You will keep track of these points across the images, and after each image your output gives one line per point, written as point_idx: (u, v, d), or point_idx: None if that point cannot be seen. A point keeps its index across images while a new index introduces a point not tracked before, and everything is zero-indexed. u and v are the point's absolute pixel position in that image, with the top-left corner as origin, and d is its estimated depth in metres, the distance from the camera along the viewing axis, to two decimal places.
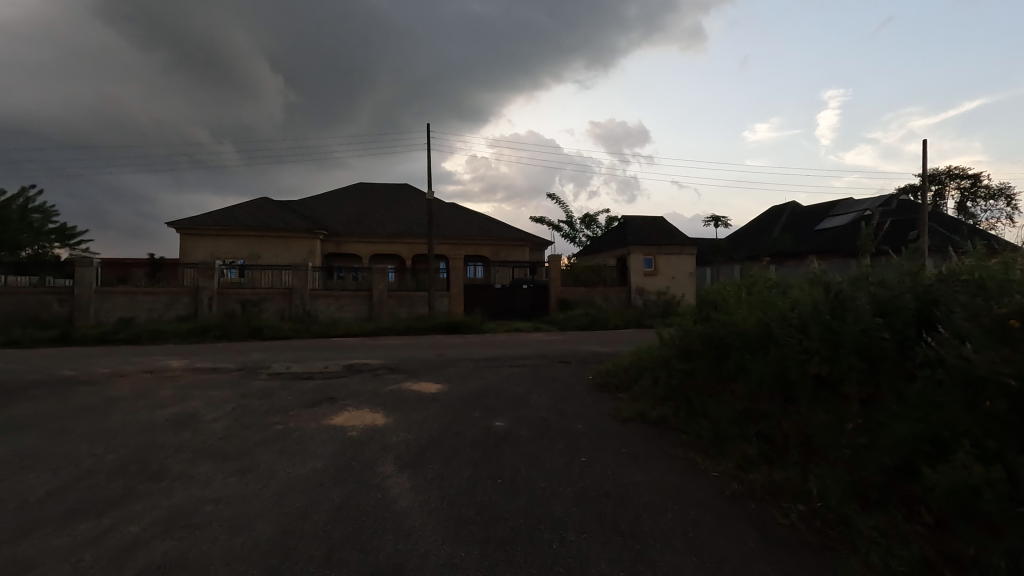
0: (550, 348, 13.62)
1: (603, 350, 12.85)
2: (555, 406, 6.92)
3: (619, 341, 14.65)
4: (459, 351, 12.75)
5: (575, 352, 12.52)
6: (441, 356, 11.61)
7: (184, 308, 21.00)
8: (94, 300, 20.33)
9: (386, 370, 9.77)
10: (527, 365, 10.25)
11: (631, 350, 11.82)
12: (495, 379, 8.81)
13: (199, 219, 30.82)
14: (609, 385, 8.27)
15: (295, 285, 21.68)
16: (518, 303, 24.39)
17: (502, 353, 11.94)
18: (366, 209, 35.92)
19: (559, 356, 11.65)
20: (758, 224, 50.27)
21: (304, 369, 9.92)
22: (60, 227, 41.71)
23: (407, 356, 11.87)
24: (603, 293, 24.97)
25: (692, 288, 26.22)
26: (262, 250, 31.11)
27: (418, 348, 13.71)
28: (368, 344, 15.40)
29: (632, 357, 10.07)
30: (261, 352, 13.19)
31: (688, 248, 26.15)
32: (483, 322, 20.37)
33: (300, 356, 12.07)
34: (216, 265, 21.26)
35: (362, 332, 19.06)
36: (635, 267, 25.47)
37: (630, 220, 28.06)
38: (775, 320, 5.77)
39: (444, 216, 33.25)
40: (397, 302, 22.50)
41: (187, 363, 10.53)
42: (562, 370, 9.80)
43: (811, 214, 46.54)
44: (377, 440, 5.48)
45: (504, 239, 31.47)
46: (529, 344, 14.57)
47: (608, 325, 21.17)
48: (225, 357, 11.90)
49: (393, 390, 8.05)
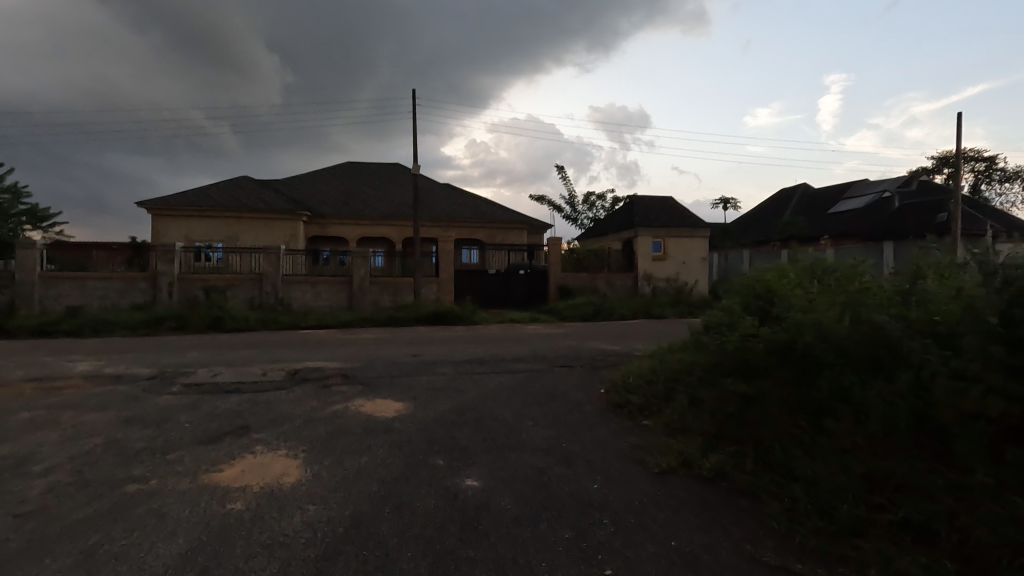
0: (550, 345, 11.49)
1: (615, 349, 10.68)
2: (558, 446, 4.81)
3: (630, 337, 12.46)
4: (440, 349, 10.63)
5: (580, 351, 10.40)
6: (417, 358, 9.45)
7: (141, 296, 18.82)
8: (38, 286, 18.15)
9: (339, 379, 7.60)
10: (521, 372, 8.07)
11: (649, 351, 9.67)
12: (479, 395, 6.67)
13: (170, 198, 28.46)
14: (629, 404, 6.16)
15: (265, 271, 19.44)
16: (515, 290, 22.29)
17: (492, 354, 9.74)
18: (353, 189, 33.59)
19: (562, 357, 9.50)
20: (768, 208, 47.86)
21: (235, 377, 7.74)
22: (33, 208, 39.50)
23: (376, 357, 9.71)
24: (607, 280, 22.78)
25: (705, 275, 23.95)
26: (240, 233, 28.83)
27: (393, 345, 11.52)
28: (340, 338, 13.25)
29: (654, 361, 7.93)
30: (204, 350, 11.02)
31: (701, 231, 23.85)
32: (474, 312, 18.24)
33: (244, 356, 9.89)
34: (177, 249, 19.02)
35: (338, 324, 16.90)
36: (642, 251, 23.24)
37: (636, 201, 25.74)
38: (903, 330, 3.61)
39: (436, 197, 30.93)
40: (380, 289, 20.31)
41: (93, 369, 8.39)
42: (566, 379, 7.63)
43: (824, 197, 44.18)
44: (267, 525, 3.35)
45: (501, 222, 29.22)
46: (525, 341, 12.33)
47: (614, 315, 18.99)
48: (154, 358, 9.75)
49: (335, 412, 5.90)
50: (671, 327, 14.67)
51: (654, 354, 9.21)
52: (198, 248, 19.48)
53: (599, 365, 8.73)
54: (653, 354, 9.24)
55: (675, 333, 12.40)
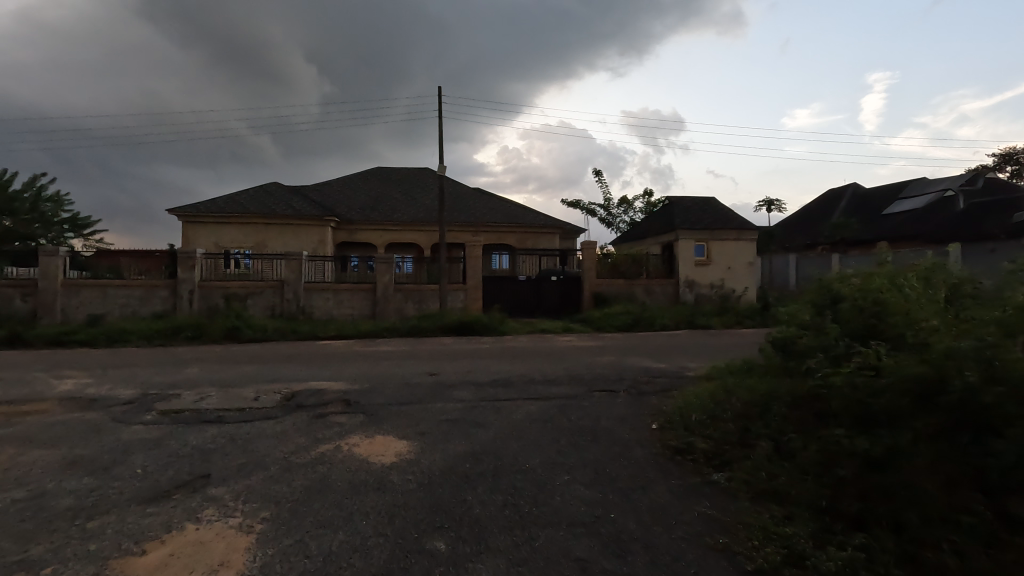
0: (586, 361, 10.16)
1: (663, 368, 9.26)
2: (607, 522, 3.51)
3: (678, 353, 11.01)
4: (463, 365, 9.47)
5: (621, 370, 9.05)
6: (436, 378, 8.25)
7: (162, 304, 18.32)
8: (61, 294, 17.83)
9: (340, 407, 6.46)
10: (554, 399, 6.79)
11: (705, 373, 8.22)
12: (504, 432, 5.41)
13: (199, 205, 28.30)
14: (693, 450, 4.81)
15: (287, 277, 18.71)
16: (547, 297, 21.05)
17: (522, 373, 8.47)
18: (381, 194, 32.97)
19: (601, 378, 8.17)
20: (814, 209, 45.34)
21: (222, 402, 6.69)
22: (74, 216, 40.34)
23: (389, 376, 8.57)
24: (645, 286, 21.29)
25: (754, 281, 22.13)
26: (268, 239, 28.43)
27: (412, 360, 10.39)
28: (356, 351, 12.22)
29: (717, 388, 6.53)
30: (208, 365, 10.11)
31: (748, 234, 22.10)
32: (503, 322, 17.05)
33: (246, 374, 8.89)
34: (198, 255, 18.46)
35: (359, 334, 15.98)
36: (684, 256, 21.64)
37: (676, 201, 24.14)
38: None
39: (465, 202, 29.96)
40: (405, 296, 19.35)
41: (73, 390, 7.50)
42: (610, 410, 6.29)
43: (875, 197, 41.54)
44: None
45: (532, 226, 28.02)
46: (559, 356, 11.02)
47: (655, 325, 17.47)
48: (150, 375, 8.86)
49: (322, 456, 4.73)
50: (722, 340, 13.14)
51: (712, 377, 7.78)
52: (227, 254, 18.97)
53: (648, 389, 7.34)
54: (712, 377, 7.81)
55: (730, 349, 10.88)
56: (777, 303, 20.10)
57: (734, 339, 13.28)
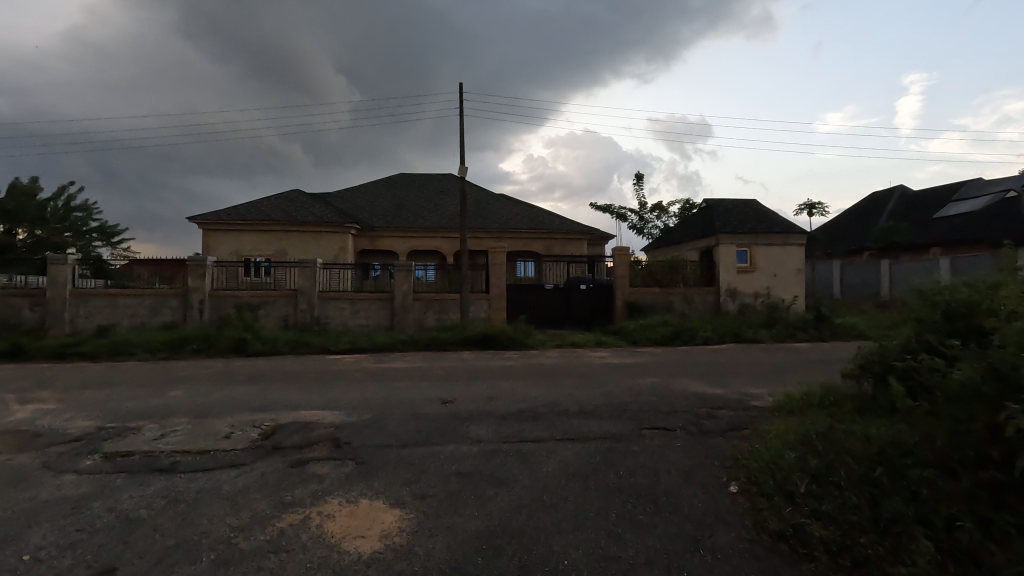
0: (627, 384, 8.70)
1: (721, 395, 7.73)
2: None
3: (733, 375, 9.44)
4: (482, 389, 8.13)
5: (670, 397, 7.57)
6: (450, 408, 6.90)
7: (172, 314, 17.50)
8: (69, 304, 17.16)
9: (328, 449, 5.19)
10: (593, 442, 5.38)
11: (780, 407, 6.66)
12: (530, 497, 4.02)
13: (219, 212, 27.74)
14: (803, 538, 3.36)
15: (300, 286, 17.68)
16: (576, 307, 19.64)
17: (553, 402, 7.07)
18: (404, 201, 32.00)
19: (650, 408, 6.71)
20: (858, 212, 42.72)
21: (185, 441, 5.47)
22: (103, 225, 40.56)
23: (396, 403, 7.27)
24: (683, 295, 19.65)
25: (803, 289, 20.26)
26: (288, 246, 27.65)
27: (425, 381, 9.09)
28: (366, 369, 10.98)
29: (809, 433, 5.03)
30: (198, 385, 9.01)
31: (796, 238, 20.26)
32: (530, 334, 15.65)
33: (233, 399, 7.71)
34: (209, 262, 17.60)
35: (373, 347, 14.80)
36: (725, 262, 19.91)
37: (715, 204, 22.42)
38: None
39: (489, 207, 28.76)
40: (424, 306, 18.13)
41: (26, 420, 6.41)
42: (670, 460, 4.84)
43: (927, 199, 38.82)
44: None
45: (560, 232, 26.61)
46: (593, 376, 9.59)
47: (697, 339, 15.79)
48: (125, 399, 7.76)
49: (280, 537, 3.43)
50: (780, 358, 11.47)
51: (791, 414, 6.23)
52: (248, 263, 18.27)
53: (711, 428, 5.85)
54: (790, 414, 6.27)
55: (798, 371, 9.26)
56: (831, 314, 18.22)
57: (794, 357, 11.61)
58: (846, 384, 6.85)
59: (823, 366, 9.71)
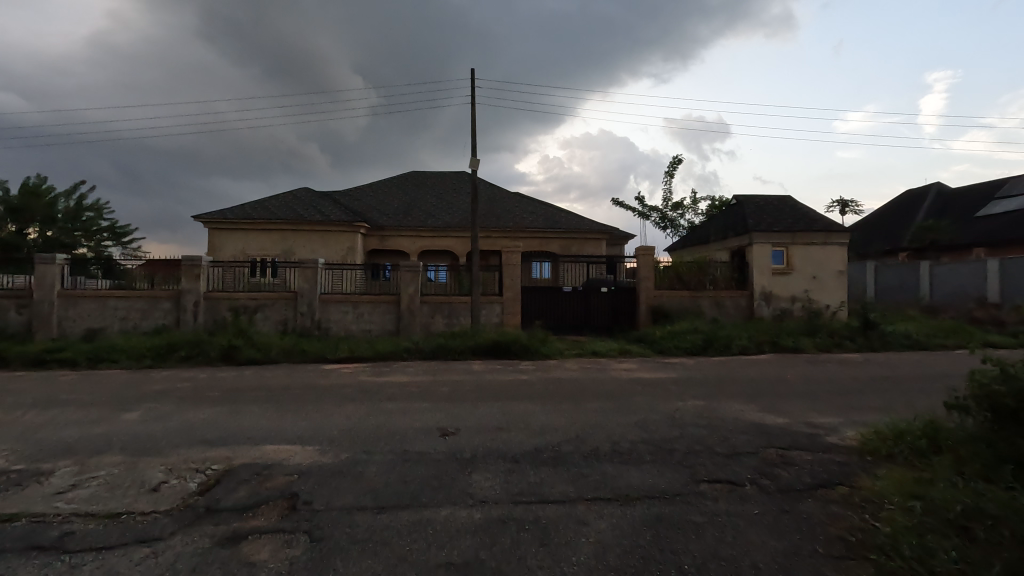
0: (665, 408, 7.24)
1: (785, 426, 6.27)
2: None
3: (789, 398, 7.96)
4: (490, 416, 6.74)
5: (723, 429, 6.11)
6: (449, 444, 5.53)
7: (164, 317, 16.44)
8: (57, 305, 16.17)
9: (278, 514, 3.83)
10: (638, 506, 3.95)
11: (872, 450, 5.18)
12: None
13: (225, 210, 26.76)
14: None
15: (300, 288, 16.50)
16: (596, 311, 18.23)
17: (577, 437, 5.67)
18: (416, 199, 30.82)
19: (703, 449, 5.25)
20: (893, 210, 40.56)
21: (99, 494, 4.16)
22: (114, 225, 40.03)
23: (383, 434, 5.92)
24: (713, 299, 18.08)
25: (844, 293, 18.57)
26: (295, 246, 26.57)
27: (424, 401, 7.75)
28: (361, 383, 9.70)
29: (947, 504, 3.57)
30: (161, 405, 7.76)
31: (837, 236, 18.55)
32: (546, 341, 14.28)
33: (193, 425, 6.42)
34: (204, 262, 16.50)
35: (374, 354, 13.55)
36: (759, 263, 18.29)
37: (747, 200, 20.78)
38: None
39: (503, 205, 27.41)
40: (433, 310, 16.84)
41: None
42: (753, 544, 3.41)
43: (967, 194, 36.57)
44: None
45: (578, 231, 25.16)
46: (622, 395, 8.16)
47: (732, 348, 14.23)
48: (66, 424, 6.51)
49: None
50: (835, 375, 9.94)
51: (892, 464, 4.77)
52: (254, 262, 17.06)
53: (791, 481, 4.41)
54: (889, 463, 4.80)
55: (869, 397, 7.76)
56: (879, 320, 16.52)
57: (851, 374, 10.07)
58: (955, 419, 5.36)
59: (897, 390, 8.17)
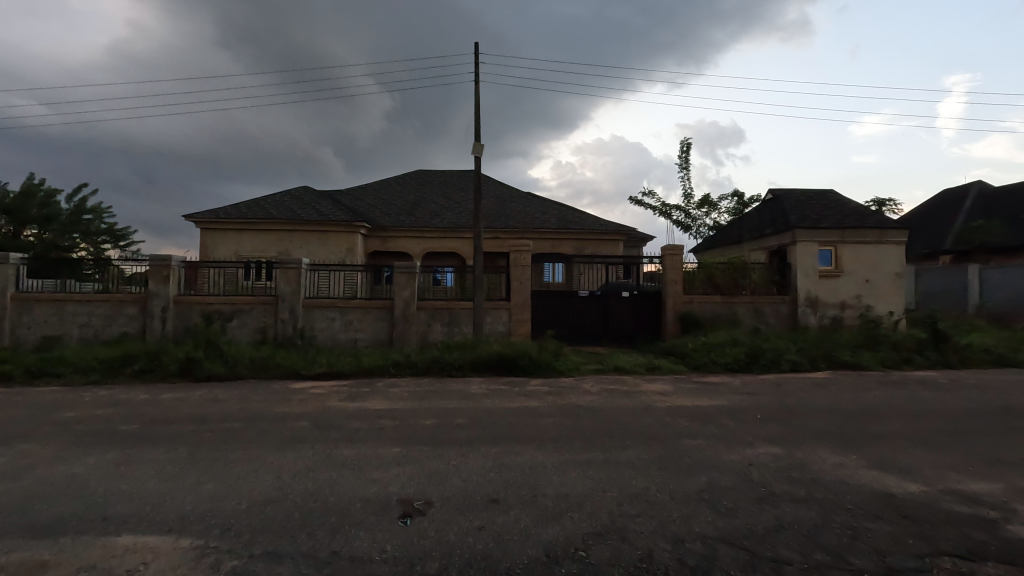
0: (730, 460, 5.07)
1: (929, 502, 4.10)
2: None
3: (898, 444, 5.75)
4: (480, 476, 4.62)
5: (839, 506, 3.94)
6: (405, 540, 3.43)
7: (130, 324, 14.60)
8: (10, 310, 14.40)
9: None
10: None
11: None
12: None
13: (216, 209, 25.01)
14: None
15: (281, 292, 14.55)
16: (616, 318, 16.09)
17: (615, 527, 3.55)
18: (421, 199, 28.89)
19: (832, 564, 3.08)
20: (931, 210, 37.73)
21: None
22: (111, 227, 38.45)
23: (311, 513, 3.84)
24: (751, 305, 15.84)
25: (901, 298, 16.24)
26: (290, 247, 24.73)
27: (394, 446, 5.66)
28: (325, 411, 7.64)
29: None
30: (42, 446, 5.78)
31: (893, 233, 16.21)
32: (560, 355, 12.17)
33: (44, 489, 4.38)
34: (173, 263, 14.64)
35: (357, 367, 11.56)
36: (803, 264, 15.99)
37: (787, 194, 18.48)
38: None
39: (514, 204, 25.36)
40: (431, 317, 14.85)
41: None
42: None
43: (1013, 193, 33.77)
44: None
45: (595, 231, 23.05)
46: (664, 436, 5.99)
47: (782, 364, 11.97)
48: None
49: None
50: (934, 406, 7.68)
51: None
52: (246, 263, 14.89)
53: None
54: None
55: (1015, 448, 5.53)
56: (949, 330, 14.15)
57: (956, 404, 7.80)
58: None
59: None
